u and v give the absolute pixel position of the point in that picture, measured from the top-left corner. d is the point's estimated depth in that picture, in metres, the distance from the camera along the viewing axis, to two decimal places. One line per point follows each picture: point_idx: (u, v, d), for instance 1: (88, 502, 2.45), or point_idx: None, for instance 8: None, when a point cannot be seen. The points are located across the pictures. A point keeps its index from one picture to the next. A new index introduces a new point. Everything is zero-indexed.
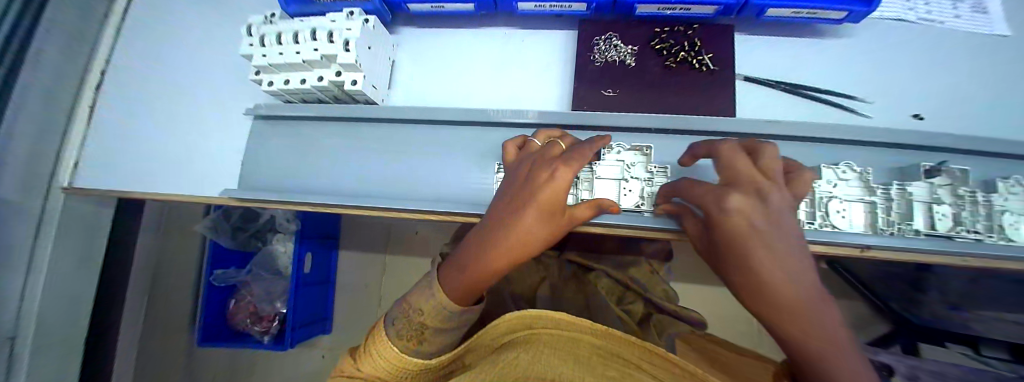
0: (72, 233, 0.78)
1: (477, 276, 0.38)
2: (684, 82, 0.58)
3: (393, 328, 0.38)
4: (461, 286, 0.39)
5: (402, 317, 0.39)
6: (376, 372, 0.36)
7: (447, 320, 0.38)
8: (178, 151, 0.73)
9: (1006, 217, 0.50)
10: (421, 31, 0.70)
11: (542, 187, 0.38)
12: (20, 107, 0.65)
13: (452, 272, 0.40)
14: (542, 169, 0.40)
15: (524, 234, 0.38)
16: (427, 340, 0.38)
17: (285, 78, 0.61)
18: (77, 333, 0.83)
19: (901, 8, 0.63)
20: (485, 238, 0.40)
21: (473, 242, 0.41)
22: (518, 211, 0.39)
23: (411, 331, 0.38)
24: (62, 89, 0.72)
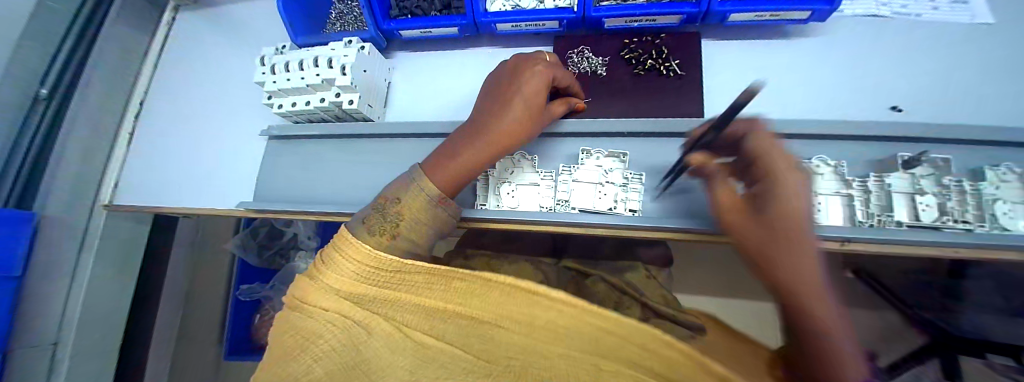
0: (112, 246, 0.88)
1: (463, 165, 0.44)
2: (653, 87, 0.61)
3: (369, 224, 0.41)
4: (447, 174, 0.44)
5: (380, 211, 0.42)
6: (338, 270, 0.37)
7: (425, 215, 0.42)
8: (202, 169, 0.82)
9: (1000, 205, 0.49)
10: (415, 54, 0.77)
11: (526, 85, 0.45)
12: (66, 138, 0.77)
13: (441, 162, 0.45)
14: (526, 68, 0.46)
15: (513, 128, 0.44)
16: (402, 234, 0.41)
17: (292, 102, 0.69)
18: (110, 340, 0.92)
19: (874, 3, 0.64)
20: (474, 137, 0.45)
21: (463, 135, 0.47)
22: (500, 112, 0.45)
23: (385, 225, 0.41)
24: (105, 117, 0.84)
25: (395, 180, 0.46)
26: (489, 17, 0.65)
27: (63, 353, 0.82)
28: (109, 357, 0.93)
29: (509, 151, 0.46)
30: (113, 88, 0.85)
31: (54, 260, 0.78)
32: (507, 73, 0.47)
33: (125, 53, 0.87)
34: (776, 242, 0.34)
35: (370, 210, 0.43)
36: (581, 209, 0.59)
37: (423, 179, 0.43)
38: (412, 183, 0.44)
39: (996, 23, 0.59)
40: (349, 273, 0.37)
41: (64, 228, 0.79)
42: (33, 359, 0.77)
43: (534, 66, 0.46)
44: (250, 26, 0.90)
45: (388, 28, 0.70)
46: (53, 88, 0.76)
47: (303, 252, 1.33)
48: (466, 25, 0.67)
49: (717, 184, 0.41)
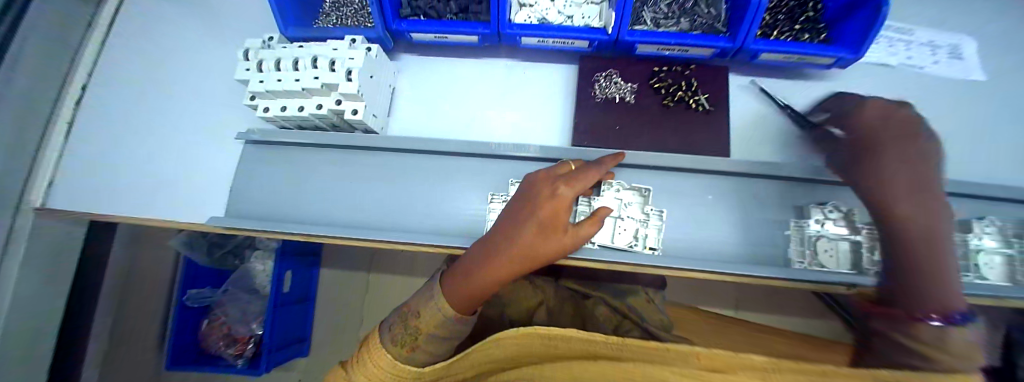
0: (37, 253, 0.72)
1: (479, 286, 0.43)
2: (682, 121, 0.60)
3: (389, 335, 0.44)
4: (462, 296, 0.43)
5: (401, 322, 0.44)
6: (370, 379, 0.42)
7: (444, 330, 0.43)
8: (159, 173, 0.70)
9: (981, 256, 0.54)
10: (424, 59, 0.70)
11: (540, 208, 0.44)
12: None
13: (454, 282, 0.44)
14: (541, 190, 0.46)
15: (526, 245, 0.43)
16: (420, 346, 0.43)
17: (281, 105, 0.59)
18: (37, 362, 0.77)
19: (884, 53, 0.69)
20: (489, 255, 0.44)
21: (478, 252, 0.46)
22: (513, 235, 0.44)
23: (406, 337, 0.43)
24: (41, 102, 0.68)
25: (418, 291, 0.48)
26: (516, 29, 0.59)
27: None
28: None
29: (521, 269, 0.45)
30: (47, 67, 0.68)
31: None
32: (527, 193, 0.47)
33: (63, 24, 0.70)
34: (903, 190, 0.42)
35: (395, 318, 0.45)
36: (602, 244, 0.56)
37: (436, 302, 0.43)
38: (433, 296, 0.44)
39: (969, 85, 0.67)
40: (387, 366, 0.42)
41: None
42: None
43: (554, 185, 0.46)
44: (225, 9, 0.78)
45: (398, 28, 0.62)
46: None
47: (262, 252, 1.20)
48: (488, 34, 0.61)
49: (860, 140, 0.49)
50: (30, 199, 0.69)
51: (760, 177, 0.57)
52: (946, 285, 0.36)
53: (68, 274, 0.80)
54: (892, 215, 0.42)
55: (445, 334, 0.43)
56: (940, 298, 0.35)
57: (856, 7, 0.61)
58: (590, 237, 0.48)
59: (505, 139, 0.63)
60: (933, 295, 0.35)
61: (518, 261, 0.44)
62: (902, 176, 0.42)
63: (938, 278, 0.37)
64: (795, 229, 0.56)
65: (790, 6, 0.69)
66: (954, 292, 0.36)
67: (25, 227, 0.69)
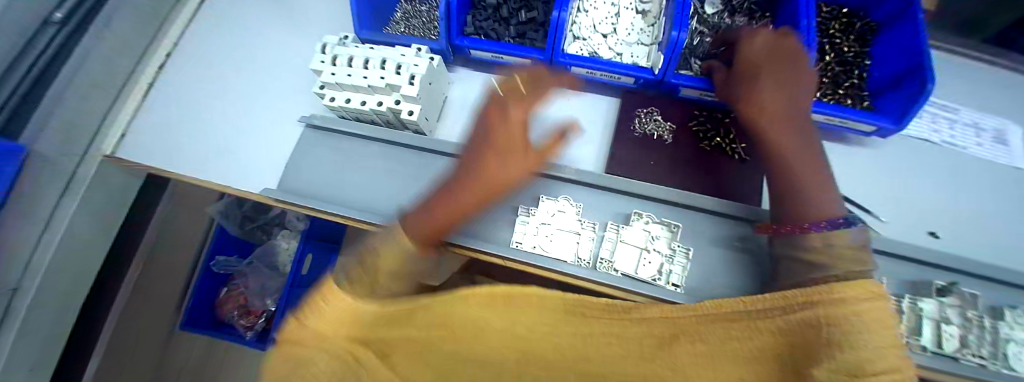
0: (96, 197, 0.78)
1: (440, 213, 0.47)
2: (716, 165, 0.62)
3: (344, 276, 0.42)
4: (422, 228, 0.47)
5: (358, 263, 0.43)
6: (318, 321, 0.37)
7: (405, 264, 0.44)
8: (223, 142, 0.77)
9: (1011, 346, 0.53)
10: (477, 73, 0.75)
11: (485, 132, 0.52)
12: (75, 70, 0.69)
13: (417, 217, 0.47)
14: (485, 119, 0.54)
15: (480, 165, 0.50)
16: (381, 283, 0.43)
17: (346, 98, 0.65)
18: (73, 293, 0.82)
19: (927, 128, 0.70)
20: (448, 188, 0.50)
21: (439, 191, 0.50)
22: (471, 172, 0.50)
23: (363, 277, 0.42)
24: (116, 62, 0.76)
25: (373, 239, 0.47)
26: (567, 59, 0.64)
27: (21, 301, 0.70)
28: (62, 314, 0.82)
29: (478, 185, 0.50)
30: (131, 32, 0.77)
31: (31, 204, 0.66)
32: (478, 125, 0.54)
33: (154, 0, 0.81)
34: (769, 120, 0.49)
35: (349, 265, 0.44)
36: (625, 273, 0.57)
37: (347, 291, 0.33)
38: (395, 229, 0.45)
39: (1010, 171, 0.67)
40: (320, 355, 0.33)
41: (52, 175, 0.68)
42: None
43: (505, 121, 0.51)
44: (305, 7, 0.88)
45: (459, 44, 0.67)
46: (69, 12, 0.68)
47: (287, 232, 1.27)
48: (541, 60, 0.66)
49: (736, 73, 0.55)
50: (100, 147, 0.76)
51: None
52: (814, 187, 0.44)
53: (116, 218, 0.87)
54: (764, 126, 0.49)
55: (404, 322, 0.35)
56: (805, 202, 0.44)
57: (900, 81, 0.64)
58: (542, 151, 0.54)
59: None
60: (804, 199, 0.44)
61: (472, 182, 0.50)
62: (789, 97, 0.49)
63: (805, 181, 0.45)
64: None
65: (835, 71, 0.71)
66: (817, 192, 0.44)
67: (90, 170, 0.75)
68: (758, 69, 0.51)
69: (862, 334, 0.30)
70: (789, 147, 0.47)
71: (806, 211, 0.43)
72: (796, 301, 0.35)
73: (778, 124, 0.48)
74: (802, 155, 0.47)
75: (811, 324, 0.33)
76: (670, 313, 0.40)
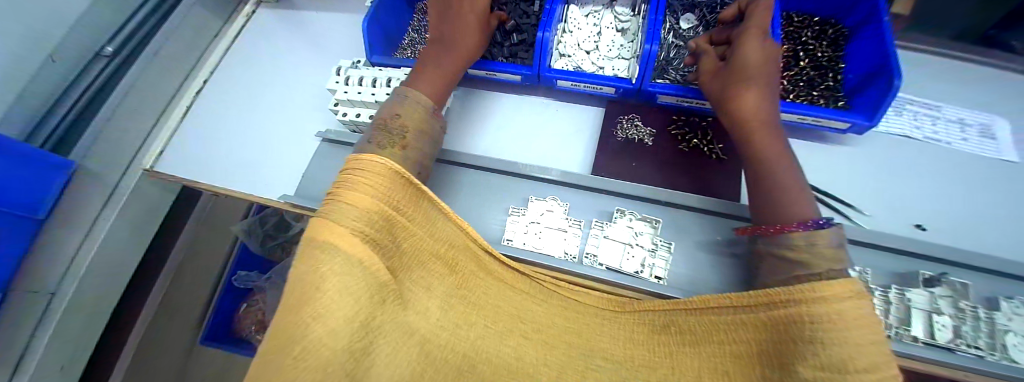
0: (134, 208, 0.87)
1: (448, 75, 0.60)
2: (695, 165, 0.65)
3: (376, 144, 0.48)
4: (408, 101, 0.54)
5: (383, 129, 0.49)
6: (346, 218, 0.36)
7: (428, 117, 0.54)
8: (247, 156, 0.86)
9: (1010, 337, 0.52)
10: (474, 88, 0.82)
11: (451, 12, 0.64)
12: (123, 97, 0.80)
13: (427, 80, 0.58)
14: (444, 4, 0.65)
15: (464, 34, 0.63)
16: (409, 145, 0.50)
17: (356, 113, 0.73)
18: (106, 298, 0.90)
19: (908, 125, 0.73)
20: (438, 56, 0.61)
21: (431, 61, 0.61)
22: (453, 45, 0.62)
23: (394, 139, 0.49)
24: (160, 89, 0.88)
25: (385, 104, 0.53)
26: (553, 72, 0.70)
27: (59, 303, 0.77)
28: (96, 316, 0.89)
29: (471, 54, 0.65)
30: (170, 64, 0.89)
31: (73, 212, 0.75)
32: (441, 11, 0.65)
33: (192, 37, 0.94)
34: (755, 129, 0.51)
35: (374, 130, 0.49)
36: (609, 267, 0.60)
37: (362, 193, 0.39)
38: (399, 102, 0.52)
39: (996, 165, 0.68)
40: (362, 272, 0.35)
41: (95, 189, 0.77)
42: (28, 305, 0.72)
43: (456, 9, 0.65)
44: (323, 38, 0.99)
45: None
46: (119, 46, 0.84)
47: None
48: (529, 75, 0.73)
49: (721, 81, 0.57)
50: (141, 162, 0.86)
51: None
52: (796, 190, 0.46)
53: (148, 230, 0.95)
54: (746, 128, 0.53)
55: (409, 231, 0.41)
56: (787, 199, 0.45)
57: (871, 81, 0.67)
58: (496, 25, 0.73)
59: (532, 163, 0.72)
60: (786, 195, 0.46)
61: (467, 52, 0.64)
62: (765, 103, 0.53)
63: (785, 178, 0.47)
64: None
65: (811, 76, 0.75)
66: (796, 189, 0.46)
67: (130, 182, 0.84)
68: (745, 79, 0.54)
69: (843, 333, 0.28)
70: (772, 155, 0.49)
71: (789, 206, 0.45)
72: (783, 297, 0.33)
73: (762, 132, 0.51)
74: (785, 163, 0.48)
75: (794, 321, 0.32)
76: (658, 306, 0.47)
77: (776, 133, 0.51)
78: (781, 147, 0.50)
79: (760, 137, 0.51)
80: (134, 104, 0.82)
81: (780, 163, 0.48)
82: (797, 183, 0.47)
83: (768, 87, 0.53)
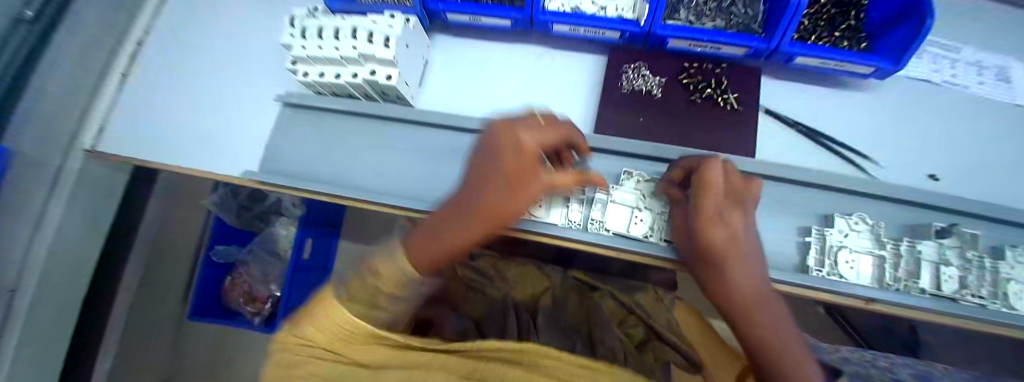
0: (84, 192, 0.76)
1: (449, 242, 0.32)
2: (707, 118, 0.59)
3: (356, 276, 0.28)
4: (425, 252, 0.30)
5: (377, 257, 0.30)
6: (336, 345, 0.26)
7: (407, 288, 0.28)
8: (200, 127, 0.74)
9: (1012, 286, 0.51)
10: (457, 39, 0.72)
11: (495, 165, 0.35)
12: (50, 66, 0.66)
13: (427, 241, 0.31)
14: (492, 147, 0.36)
15: (490, 205, 0.34)
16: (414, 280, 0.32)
17: (320, 72, 0.63)
18: (73, 294, 0.81)
19: (927, 70, 0.67)
20: (463, 203, 0.35)
21: (458, 205, 0.35)
22: (482, 184, 0.35)
23: (390, 274, 0.30)
24: (92, 52, 0.73)
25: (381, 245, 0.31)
26: (548, 15, 0.60)
27: (22, 300, 0.69)
28: (68, 314, 0.82)
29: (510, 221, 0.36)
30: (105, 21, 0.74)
31: (17, 203, 0.65)
32: (485, 152, 0.37)
33: None
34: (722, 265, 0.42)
35: (362, 255, 0.29)
36: (616, 232, 0.56)
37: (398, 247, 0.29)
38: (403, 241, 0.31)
39: (1014, 107, 0.65)
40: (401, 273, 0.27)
41: (32, 177, 0.66)
42: None
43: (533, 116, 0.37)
44: None
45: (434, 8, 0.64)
46: (40, 8, 0.64)
47: (286, 220, 1.27)
48: (520, 19, 0.63)
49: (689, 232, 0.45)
50: (82, 141, 0.73)
51: (785, 181, 0.57)
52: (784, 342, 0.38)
53: (107, 217, 0.85)
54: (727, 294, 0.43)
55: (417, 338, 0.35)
56: (785, 364, 0.36)
57: (900, 18, 0.60)
58: (565, 188, 0.38)
59: (528, 122, 0.64)
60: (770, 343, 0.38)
61: (490, 222, 0.35)
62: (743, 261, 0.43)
63: (771, 331, 0.38)
64: (817, 237, 0.55)
65: (833, 13, 0.67)
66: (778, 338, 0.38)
67: (75, 165, 0.73)
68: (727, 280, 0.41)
69: None
70: (743, 299, 0.40)
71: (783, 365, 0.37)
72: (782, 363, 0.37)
73: (733, 266, 0.41)
74: (771, 317, 0.39)
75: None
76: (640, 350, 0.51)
77: (756, 281, 0.41)
78: (753, 284, 0.41)
79: (731, 272, 0.41)
80: (57, 73, 0.68)
81: (760, 313, 0.40)
82: (783, 332, 0.39)
83: (762, 300, 0.40)
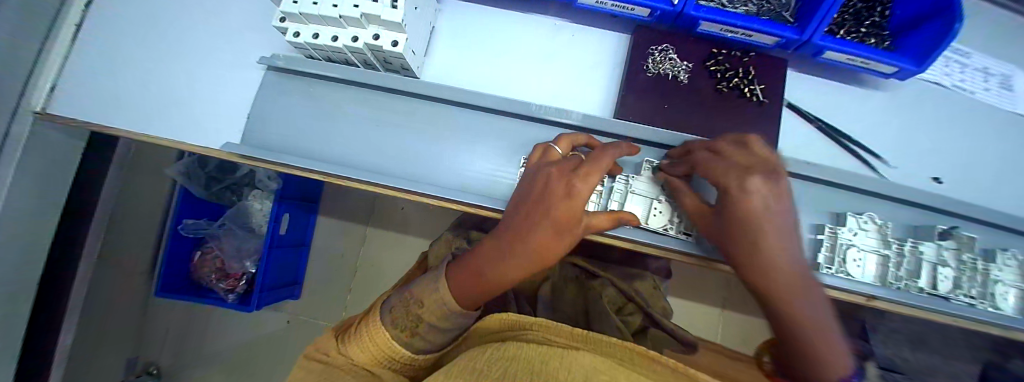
0: (37, 158, 0.66)
1: (490, 283, 0.40)
2: (732, 109, 0.57)
3: (390, 317, 0.42)
4: (471, 291, 0.41)
5: (402, 308, 0.42)
6: (367, 352, 0.41)
7: (445, 321, 0.41)
8: (168, 90, 0.65)
9: (999, 287, 0.55)
10: (468, 5, 0.65)
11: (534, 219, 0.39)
12: None
13: (463, 277, 0.41)
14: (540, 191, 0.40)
15: (546, 246, 0.39)
16: (421, 335, 0.41)
17: (314, 33, 0.55)
18: (30, 275, 0.72)
19: (940, 72, 0.67)
20: (502, 249, 0.40)
21: (495, 245, 0.41)
22: (517, 232, 0.40)
23: (407, 323, 0.41)
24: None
25: (424, 275, 0.46)
26: None
27: None
28: (26, 298, 0.73)
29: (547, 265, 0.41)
30: None
31: None
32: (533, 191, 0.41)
33: None
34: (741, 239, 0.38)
35: (397, 300, 0.43)
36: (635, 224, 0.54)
37: (446, 289, 0.41)
38: (422, 288, 0.43)
39: (1011, 114, 0.67)
40: (435, 305, 0.41)
41: None
42: None
43: (568, 179, 0.39)
44: None
45: None
46: None
47: (259, 193, 1.17)
48: None
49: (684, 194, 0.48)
50: (30, 101, 0.63)
51: (805, 180, 0.56)
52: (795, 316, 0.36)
53: (59, 193, 0.74)
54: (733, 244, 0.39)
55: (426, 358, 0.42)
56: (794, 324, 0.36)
57: (926, 17, 0.59)
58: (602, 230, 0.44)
59: (545, 103, 0.60)
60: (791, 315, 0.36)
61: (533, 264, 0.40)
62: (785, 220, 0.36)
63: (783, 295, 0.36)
64: (828, 236, 0.54)
65: (858, 7, 0.66)
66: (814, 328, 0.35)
67: (23, 130, 0.63)
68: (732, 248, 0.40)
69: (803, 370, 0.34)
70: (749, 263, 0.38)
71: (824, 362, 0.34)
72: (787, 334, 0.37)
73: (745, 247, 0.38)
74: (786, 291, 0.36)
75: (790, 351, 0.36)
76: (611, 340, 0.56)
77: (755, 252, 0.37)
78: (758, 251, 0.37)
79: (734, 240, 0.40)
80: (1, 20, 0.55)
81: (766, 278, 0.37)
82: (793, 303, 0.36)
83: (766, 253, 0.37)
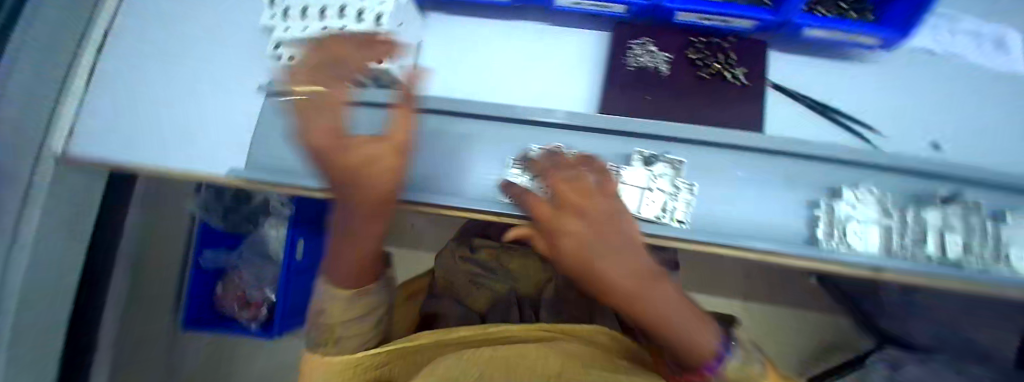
0: (61, 199, 0.70)
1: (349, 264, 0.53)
2: (717, 94, 0.58)
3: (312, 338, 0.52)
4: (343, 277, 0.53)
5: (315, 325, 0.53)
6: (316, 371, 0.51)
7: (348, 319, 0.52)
8: (177, 124, 0.69)
9: (1013, 248, 0.53)
10: (450, 18, 0.68)
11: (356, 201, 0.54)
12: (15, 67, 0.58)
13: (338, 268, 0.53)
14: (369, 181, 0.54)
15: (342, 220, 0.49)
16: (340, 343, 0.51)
17: (306, 58, 0.58)
18: (59, 309, 0.76)
19: (929, 38, 0.66)
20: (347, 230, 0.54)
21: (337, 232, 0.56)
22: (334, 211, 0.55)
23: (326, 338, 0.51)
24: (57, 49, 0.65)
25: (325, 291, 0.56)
26: None
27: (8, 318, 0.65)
28: (56, 331, 0.77)
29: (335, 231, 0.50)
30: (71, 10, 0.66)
31: None
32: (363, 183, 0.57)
33: None
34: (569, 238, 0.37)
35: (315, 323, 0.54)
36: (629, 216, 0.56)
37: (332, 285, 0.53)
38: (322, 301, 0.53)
39: (1010, 73, 0.65)
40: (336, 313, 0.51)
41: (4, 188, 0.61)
42: None
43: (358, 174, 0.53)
44: None
45: None
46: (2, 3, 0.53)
47: (275, 220, 1.17)
48: None
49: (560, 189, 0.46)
50: (52, 146, 0.67)
51: (798, 159, 0.55)
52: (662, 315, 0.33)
53: (84, 228, 0.78)
54: (617, 305, 0.35)
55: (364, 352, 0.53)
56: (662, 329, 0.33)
57: None
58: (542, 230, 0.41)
59: (532, 105, 0.62)
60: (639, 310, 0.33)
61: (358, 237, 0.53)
62: (640, 259, 0.35)
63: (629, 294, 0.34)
64: (825, 210, 0.55)
65: None
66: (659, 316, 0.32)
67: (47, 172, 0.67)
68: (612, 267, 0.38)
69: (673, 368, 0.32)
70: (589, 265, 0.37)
71: (687, 336, 0.31)
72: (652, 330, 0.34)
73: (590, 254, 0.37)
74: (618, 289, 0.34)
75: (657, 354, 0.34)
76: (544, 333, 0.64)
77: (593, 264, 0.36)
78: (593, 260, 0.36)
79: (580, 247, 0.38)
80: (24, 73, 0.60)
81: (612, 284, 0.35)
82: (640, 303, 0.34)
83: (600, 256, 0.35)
